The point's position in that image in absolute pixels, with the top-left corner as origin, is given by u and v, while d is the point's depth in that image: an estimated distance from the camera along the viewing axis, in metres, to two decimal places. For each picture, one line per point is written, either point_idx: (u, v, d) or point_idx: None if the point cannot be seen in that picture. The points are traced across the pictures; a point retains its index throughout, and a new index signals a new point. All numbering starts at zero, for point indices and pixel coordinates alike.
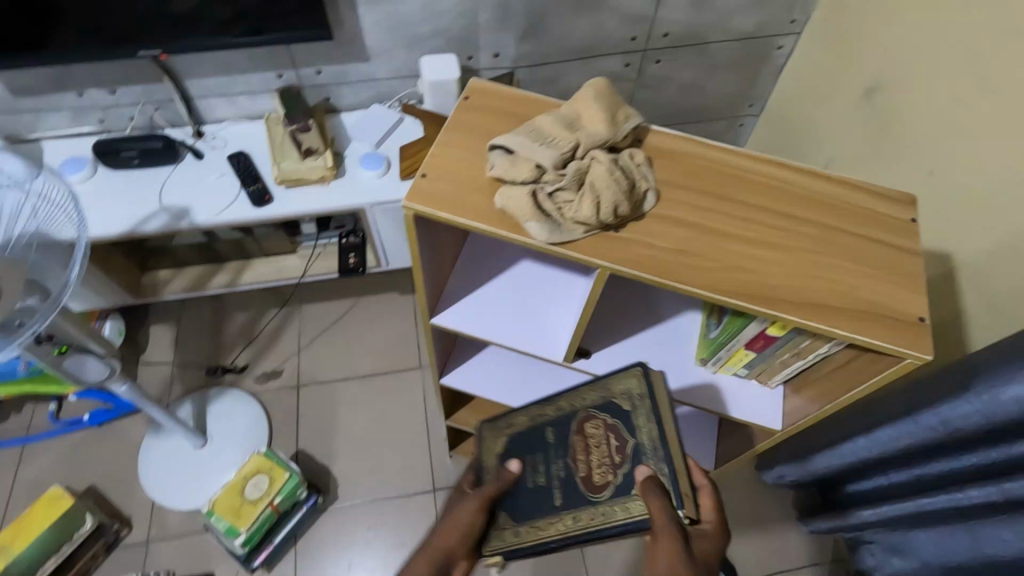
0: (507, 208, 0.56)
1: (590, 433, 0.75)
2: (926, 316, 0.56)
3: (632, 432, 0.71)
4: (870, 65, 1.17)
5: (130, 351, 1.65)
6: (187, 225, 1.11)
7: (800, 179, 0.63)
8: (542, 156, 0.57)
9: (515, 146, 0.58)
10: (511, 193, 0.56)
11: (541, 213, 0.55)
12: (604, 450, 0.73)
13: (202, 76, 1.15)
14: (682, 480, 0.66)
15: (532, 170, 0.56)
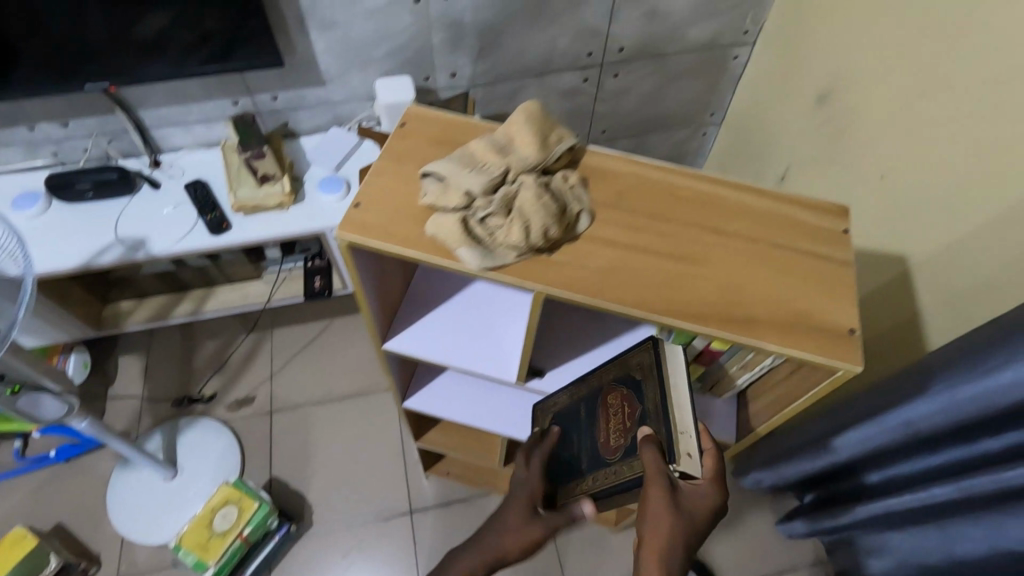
0: (439, 235, 0.57)
1: (611, 404, 0.73)
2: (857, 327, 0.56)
3: (641, 399, 0.68)
4: (821, 74, 1.19)
5: (98, 383, 1.62)
6: (143, 256, 1.10)
7: (732, 194, 0.64)
8: (472, 183, 0.57)
9: (445, 174, 0.58)
10: (442, 221, 0.56)
11: (471, 239, 0.56)
12: (621, 417, 0.71)
13: (156, 106, 1.14)
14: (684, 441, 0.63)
15: (462, 197, 0.57)
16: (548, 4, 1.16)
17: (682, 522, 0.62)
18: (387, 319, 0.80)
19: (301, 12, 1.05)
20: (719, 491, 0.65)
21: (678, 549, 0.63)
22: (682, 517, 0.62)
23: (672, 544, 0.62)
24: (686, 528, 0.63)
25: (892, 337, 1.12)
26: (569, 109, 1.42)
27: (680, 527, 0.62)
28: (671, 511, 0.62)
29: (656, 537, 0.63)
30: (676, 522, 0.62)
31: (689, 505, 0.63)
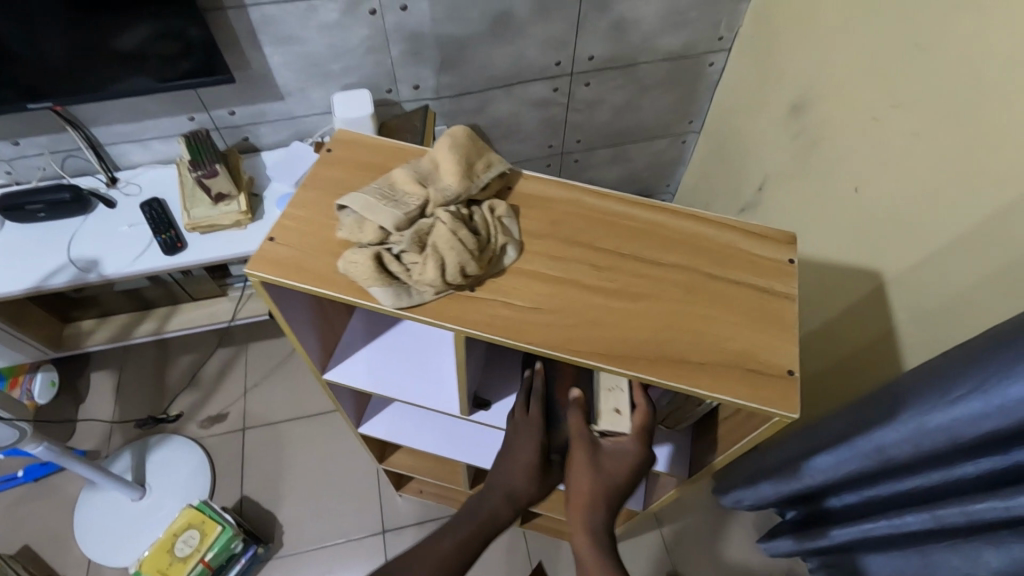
0: (351, 273, 0.53)
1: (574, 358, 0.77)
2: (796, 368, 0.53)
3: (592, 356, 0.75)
4: (793, 81, 1.15)
5: (69, 401, 1.59)
6: (95, 278, 1.06)
7: (673, 221, 0.61)
8: (386, 217, 0.54)
9: (359, 207, 0.55)
10: (353, 257, 0.53)
11: (385, 277, 0.52)
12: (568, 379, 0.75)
13: (109, 123, 1.12)
14: (605, 400, 0.70)
15: (377, 233, 0.54)
16: (511, 15, 1.12)
17: (603, 475, 0.64)
18: (325, 348, 0.77)
19: (252, 26, 1.02)
20: (641, 444, 0.66)
21: (604, 502, 0.63)
22: (603, 471, 0.65)
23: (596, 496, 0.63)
24: (609, 482, 0.64)
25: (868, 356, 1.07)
26: (541, 120, 1.38)
27: (602, 480, 0.64)
28: (590, 464, 0.65)
29: (579, 493, 0.64)
30: (595, 476, 0.64)
31: (610, 459, 0.65)
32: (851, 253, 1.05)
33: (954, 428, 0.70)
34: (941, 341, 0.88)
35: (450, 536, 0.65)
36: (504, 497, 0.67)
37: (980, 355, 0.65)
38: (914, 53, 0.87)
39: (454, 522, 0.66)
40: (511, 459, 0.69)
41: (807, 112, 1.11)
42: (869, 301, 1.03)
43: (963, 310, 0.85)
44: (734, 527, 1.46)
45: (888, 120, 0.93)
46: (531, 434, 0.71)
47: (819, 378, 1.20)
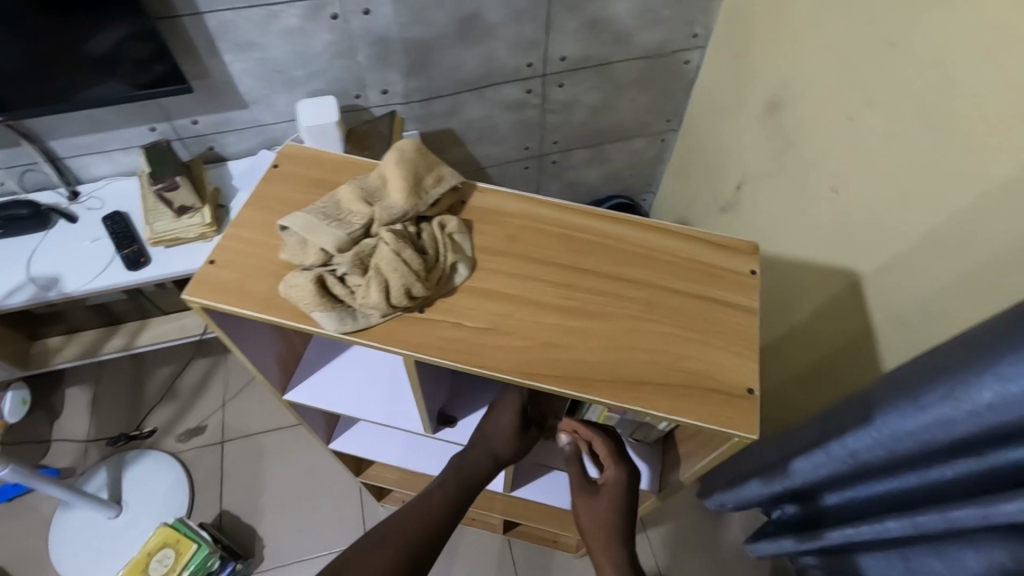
0: (293, 297, 0.56)
1: None
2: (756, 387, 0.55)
3: None
4: (766, 79, 1.13)
5: (43, 418, 1.57)
6: (56, 295, 1.03)
7: (634, 233, 0.64)
8: (326, 239, 0.56)
9: (300, 227, 0.58)
10: (296, 282, 0.55)
11: (326, 302, 0.55)
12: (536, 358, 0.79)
13: (67, 136, 1.08)
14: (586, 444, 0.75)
15: (318, 255, 0.56)
16: (477, 17, 1.10)
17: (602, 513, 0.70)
18: (286, 370, 0.79)
19: (209, 34, 0.99)
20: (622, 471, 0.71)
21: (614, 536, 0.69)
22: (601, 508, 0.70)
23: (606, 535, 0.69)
24: (609, 516, 0.69)
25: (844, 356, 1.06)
26: (515, 122, 1.36)
27: (604, 517, 0.70)
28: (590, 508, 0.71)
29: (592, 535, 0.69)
30: (597, 515, 0.70)
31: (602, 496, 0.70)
32: (828, 253, 1.03)
33: (926, 433, 0.67)
34: (917, 343, 0.87)
35: (439, 489, 0.69)
36: (485, 453, 0.75)
37: (952, 362, 0.63)
38: (885, 50, 0.85)
39: (444, 479, 0.72)
40: (494, 422, 0.77)
41: (782, 110, 1.09)
42: (845, 300, 1.02)
43: (937, 312, 0.83)
44: (721, 531, 1.44)
45: (861, 119, 0.91)
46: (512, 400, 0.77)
47: (800, 379, 1.19)
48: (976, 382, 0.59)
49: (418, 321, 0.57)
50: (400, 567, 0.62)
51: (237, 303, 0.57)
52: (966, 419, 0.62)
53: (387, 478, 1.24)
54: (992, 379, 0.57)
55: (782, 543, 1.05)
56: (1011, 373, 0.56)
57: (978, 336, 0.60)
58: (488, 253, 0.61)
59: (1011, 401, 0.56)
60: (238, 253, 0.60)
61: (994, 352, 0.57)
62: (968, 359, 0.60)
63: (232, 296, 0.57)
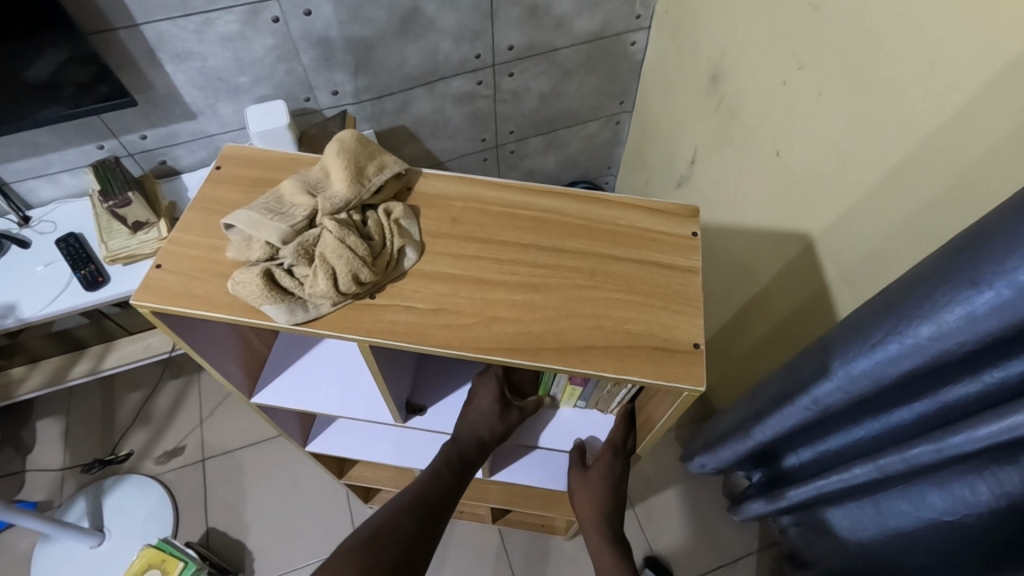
0: (242, 294, 0.56)
1: None
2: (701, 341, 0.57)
3: None
4: (706, 54, 1.15)
5: (14, 453, 1.53)
6: (12, 322, 1.00)
7: (574, 206, 0.65)
8: (270, 232, 0.57)
9: (243, 224, 0.58)
10: (242, 278, 0.56)
11: (276, 294, 0.55)
12: None
13: (12, 161, 1.06)
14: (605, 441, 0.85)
15: (263, 249, 0.57)
16: (417, 12, 1.10)
17: (594, 494, 0.83)
18: (250, 374, 0.79)
19: (147, 45, 0.98)
20: (614, 459, 0.81)
21: (602, 514, 0.83)
22: (595, 491, 0.83)
23: (594, 513, 0.83)
24: (600, 501, 0.83)
25: (801, 313, 1.08)
26: (467, 115, 1.37)
27: (595, 499, 0.83)
28: (585, 490, 0.84)
29: (585, 509, 0.84)
30: (591, 498, 0.83)
31: (595, 484, 0.82)
32: (781, 212, 1.05)
33: (877, 372, 0.69)
34: (867, 292, 0.90)
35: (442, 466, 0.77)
36: (472, 438, 0.79)
37: (893, 301, 0.65)
38: (810, 14, 0.88)
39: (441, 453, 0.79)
40: (472, 410, 0.81)
41: (724, 81, 1.11)
42: (800, 261, 1.04)
43: (884, 260, 0.86)
44: (702, 501, 1.47)
45: (797, 83, 0.94)
46: (490, 386, 0.81)
47: (765, 343, 1.22)
48: (913, 318, 0.62)
49: (369, 307, 0.58)
50: (415, 514, 0.71)
51: (187, 305, 0.57)
52: (910, 355, 0.64)
53: (370, 477, 1.25)
54: (928, 314, 0.60)
55: (766, 501, 1.06)
56: (944, 303, 0.58)
57: (917, 275, 0.63)
58: (435, 235, 0.62)
59: (945, 331, 0.59)
60: (184, 256, 0.61)
61: (930, 287, 0.60)
62: (909, 299, 0.63)
63: (181, 298, 0.58)
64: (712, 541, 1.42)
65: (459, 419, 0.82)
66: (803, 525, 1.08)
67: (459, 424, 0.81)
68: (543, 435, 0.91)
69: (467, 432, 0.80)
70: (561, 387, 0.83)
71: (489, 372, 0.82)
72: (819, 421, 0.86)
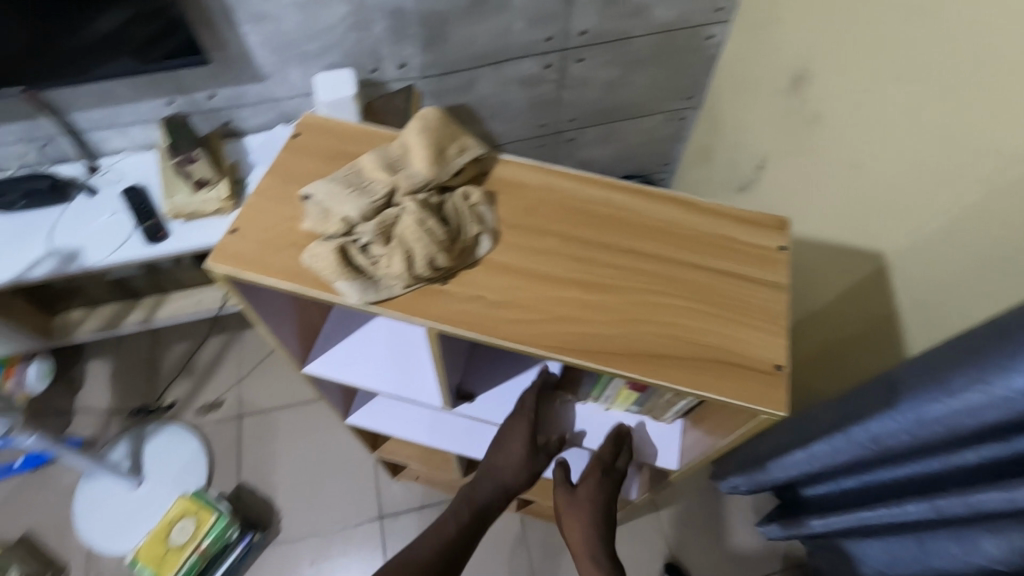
0: (316, 266, 0.56)
1: None
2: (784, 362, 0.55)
3: None
4: (789, 55, 1.09)
5: (64, 390, 1.59)
6: (76, 268, 1.04)
7: (652, 206, 0.63)
8: (349, 207, 0.57)
9: (324, 196, 0.59)
10: (318, 251, 0.56)
11: (349, 271, 0.55)
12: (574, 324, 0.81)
13: (87, 109, 1.09)
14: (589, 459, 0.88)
15: (340, 225, 0.57)
16: None
17: (584, 512, 0.85)
18: (304, 343, 0.80)
19: (225, 5, 0.98)
20: (602, 476, 0.83)
21: (594, 537, 0.85)
22: (584, 509, 0.85)
23: (585, 535, 0.85)
24: (591, 521, 0.85)
25: (864, 336, 1.03)
26: (530, 98, 1.34)
27: (586, 520, 0.85)
28: (573, 509, 0.86)
29: (574, 530, 0.86)
30: (579, 517, 0.86)
31: (585, 501, 0.85)
32: (855, 230, 1.00)
33: (952, 420, 0.65)
34: (942, 324, 0.85)
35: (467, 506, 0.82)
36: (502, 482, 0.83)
37: (980, 347, 0.61)
38: (916, 20, 0.81)
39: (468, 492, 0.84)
40: (504, 455, 0.82)
41: (807, 85, 1.05)
42: (868, 282, 1.00)
43: (965, 292, 0.81)
44: (730, 511, 1.43)
45: (889, 94, 0.88)
46: (523, 436, 0.80)
47: (819, 360, 1.18)
48: (1004, 368, 0.57)
49: (440, 293, 0.57)
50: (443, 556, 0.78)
51: (260, 272, 0.57)
52: (994, 407, 0.60)
53: (402, 453, 1.26)
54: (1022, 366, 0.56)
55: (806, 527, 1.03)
56: None
57: (1013, 320, 0.58)
58: (508, 225, 0.60)
59: None
60: (257, 223, 0.60)
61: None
62: (1000, 346, 0.58)
63: (254, 265, 0.57)
64: (735, 555, 1.39)
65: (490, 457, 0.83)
66: (837, 553, 1.05)
67: (488, 460, 0.83)
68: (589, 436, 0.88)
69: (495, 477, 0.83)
70: (617, 390, 0.77)
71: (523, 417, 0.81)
72: (873, 458, 0.82)
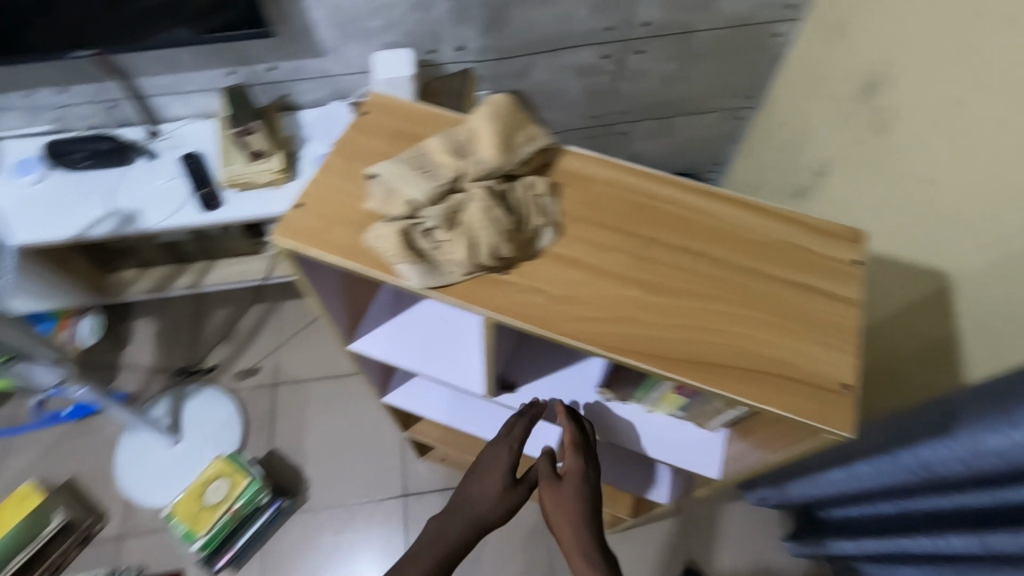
0: (378, 247, 0.57)
1: None
2: (850, 383, 0.54)
3: None
4: (864, 58, 1.04)
5: (112, 345, 1.65)
6: (134, 230, 1.07)
7: (720, 208, 0.61)
8: (415, 190, 0.57)
9: (391, 176, 0.59)
10: (381, 232, 0.56)
11: (411, 254, 0.55)
12: None
13: (153, 75, 1.11)
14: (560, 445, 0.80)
15: (403, 207, 0.57)
16: None
17: (571, 502, 0.73)
18: (352, 320, 0.81)
19: None
20: (584, 456, 0.76)
21: (585, 530, 0.72)
22: (571, 499, 0.74)
23: (575, 531, 0.72)
24: (580, 512, 0.73)
25: (919, 357, 0.99)
26: (585, 88, 1.32)
27: (575, 511, 0.73)
28: (561, 502, 0.74)
29: (563, 527, 0.73)
30: (565, 507, 0.73)
31: (571, 490, 0.74)
32: (919, 247, 0.95)
33: (1014, 455, 0.62)
34: (1008, 352, 0.81)
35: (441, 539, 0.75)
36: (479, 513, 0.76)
37: None
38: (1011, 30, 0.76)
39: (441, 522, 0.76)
40: (479, 481, 0.78)
41: (880, 90, 1.01)
42: (928, 301, 0.96)
43: None
44: (757, 523, 1.40)
45: (972, 106, 0.83)
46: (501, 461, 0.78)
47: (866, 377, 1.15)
48: None
49: (499, 283, 0.56)
50: None
51: (322, 248, 0.58)
52: None
53: (432, 435, 1.27)
54: None
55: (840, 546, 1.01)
56: None
57: None
58: (572, 218, 0.60)
59: None
60: (320, 198, 0.61)
61: None
62: None
63: (317, 241, 0.58)
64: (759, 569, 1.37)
65: (464, 488, 0.78)
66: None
67: (463, 491, 0.78)
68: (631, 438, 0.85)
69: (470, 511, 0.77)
70: (663, 393, 0.75)
71: (503, 440, 0.80)
72: (919, 485, 0.79)
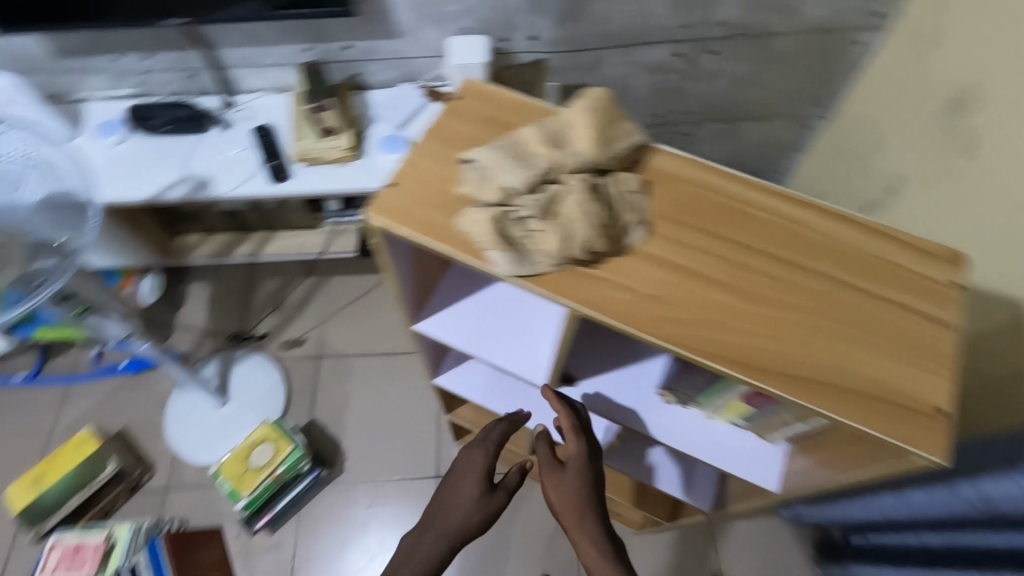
0: (471, 231, 0.58)
1: None
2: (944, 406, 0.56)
3: None
4: (955, 72, 1.00)
5: (168, 305, 1.71)
6: (205, 197, 1.10)
7: (811, 219, 0.61)
8: (511, 177, 0.58)
9: (488, 162, 0.59)
10: (475, 217, 0.58)
11: (503, 242, 0.56)
12: None
13: (234, 46, 1.14)
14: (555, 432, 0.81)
15: (498, 193, 0.58)
16: None
17: (575, 488, 0.74)
18: (419, 299, 0.82)
19: None
20: (586, 441, 0.76)
21: (591, 513, 0.73)
22: (574, 485, 0.74)
23: (581, 516, 0.73)
24: (586, 496, 0.74)
25: (985, 388, 0.96)
26: (653, 86, 1.30)
27: (580, 495, 0.74)
28: (565, 488, 0.74)
29: (567, 513, 0.73)
30: (571, 492, 0.74)
31: (575, 475, 0.75)
32: (996, 274, 0.92)
33: None
34: None
35: (428, 541, 0.76)
36: (463, 514, 0.78)
37: None
38: None
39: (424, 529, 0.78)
40: (460, 485, 0.80)
41: (969, 108, 0.97)
42: (1001, 332, 0.92)
43: None
44: (790, 540, 1.38)
45: None
46: (478, 459, 0.81)
47: None
48: None
49: (586, 276, 0.58)
50: None
51: (414, 228, 0.59)
52: None
53: (472, 420, 1.28)
54: None
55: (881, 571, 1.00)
56: None
57: None
58: (662, 217, 0.60)
59: None
60: (408, 179, 0.62)
61: None
62: None
63: (410, 220, 0.59)
64: None
65: (446, 492, 0.80)
66: None
67: (446, 496, 0.80)
68: (691, 444, 0.83)
69: (453, 516, 0.78)
70: (729, 400, 0.75)
71: (478, 444, 0.83)
72: (973, 517, 0.77)
